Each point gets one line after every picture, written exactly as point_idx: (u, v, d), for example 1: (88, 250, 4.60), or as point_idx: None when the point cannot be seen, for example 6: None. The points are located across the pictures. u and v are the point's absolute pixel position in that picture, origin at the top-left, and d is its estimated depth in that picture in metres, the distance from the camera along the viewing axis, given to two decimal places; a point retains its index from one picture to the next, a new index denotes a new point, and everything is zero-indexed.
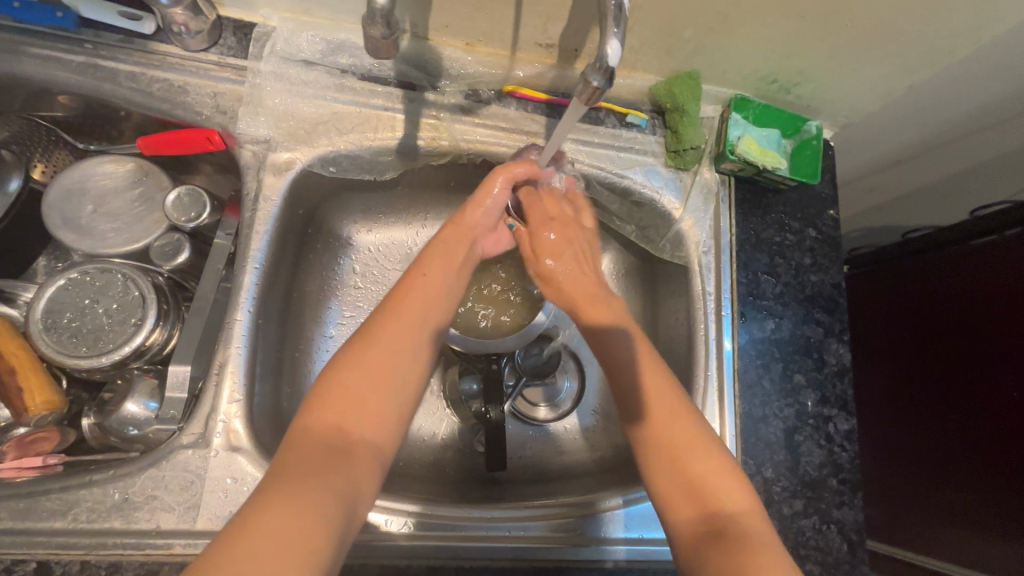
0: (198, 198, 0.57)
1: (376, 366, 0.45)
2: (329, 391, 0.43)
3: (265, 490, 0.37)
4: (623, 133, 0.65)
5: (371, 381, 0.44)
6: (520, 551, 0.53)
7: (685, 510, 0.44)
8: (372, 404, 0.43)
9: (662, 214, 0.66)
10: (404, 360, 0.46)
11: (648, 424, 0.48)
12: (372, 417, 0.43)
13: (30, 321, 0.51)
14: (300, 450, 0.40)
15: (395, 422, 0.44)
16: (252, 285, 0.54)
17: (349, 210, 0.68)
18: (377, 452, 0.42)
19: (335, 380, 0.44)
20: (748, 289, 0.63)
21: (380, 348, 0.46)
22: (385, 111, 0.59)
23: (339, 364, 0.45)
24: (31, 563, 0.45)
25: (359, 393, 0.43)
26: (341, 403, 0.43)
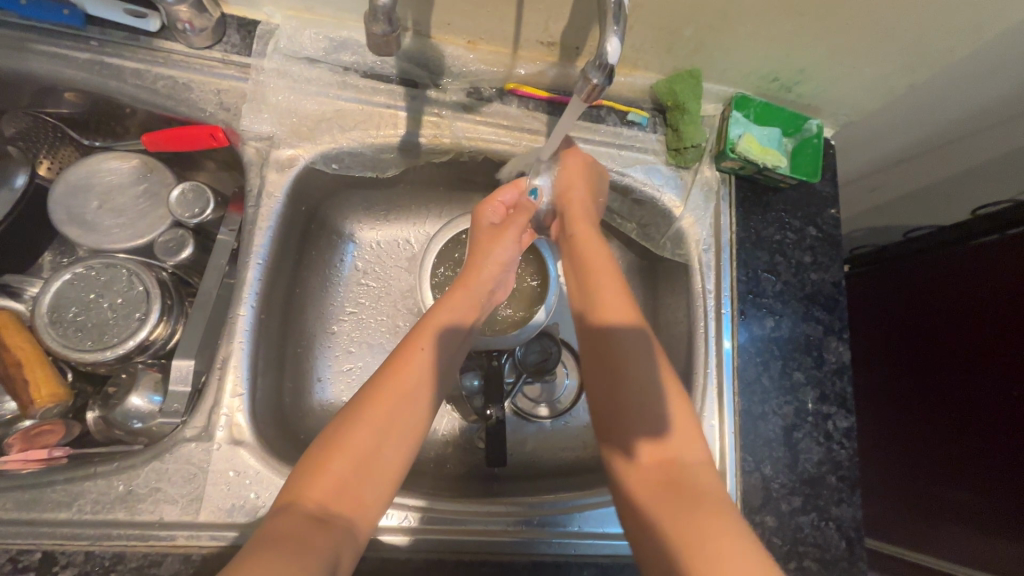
0: (200, 194, 0.58)
1: (368, 441, 0.44)
2: (318, 461, 0.43)
3: (247, 554, 0.36)
4: (624, 131, 0.65)
5: (358, 456, 0.43)
6: (519, 546, 0.53)
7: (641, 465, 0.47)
8: (359, 482, 0.43)
9: (663, 213, 0.66)
10: (400, 434, 0.46)
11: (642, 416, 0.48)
12: (356, 491, 0.42)
13: (36, 315, 0.51)
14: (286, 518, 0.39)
15: (377, 503, 0.44)
16: (254, 281, 0.55)
17: (351, 206, 0.68)
18: (358, 536, 0.42)
19: (321, 452, 0.43)
20: (748, 287, 0.63)
21: (376, 418, 0.45)
22: (387, 109, 0.60)
23: (332, 434, 0.45)
24: (37, 553, 0.45)
25: (344, 467, 0.43)
26: (327, 477, 0.42)
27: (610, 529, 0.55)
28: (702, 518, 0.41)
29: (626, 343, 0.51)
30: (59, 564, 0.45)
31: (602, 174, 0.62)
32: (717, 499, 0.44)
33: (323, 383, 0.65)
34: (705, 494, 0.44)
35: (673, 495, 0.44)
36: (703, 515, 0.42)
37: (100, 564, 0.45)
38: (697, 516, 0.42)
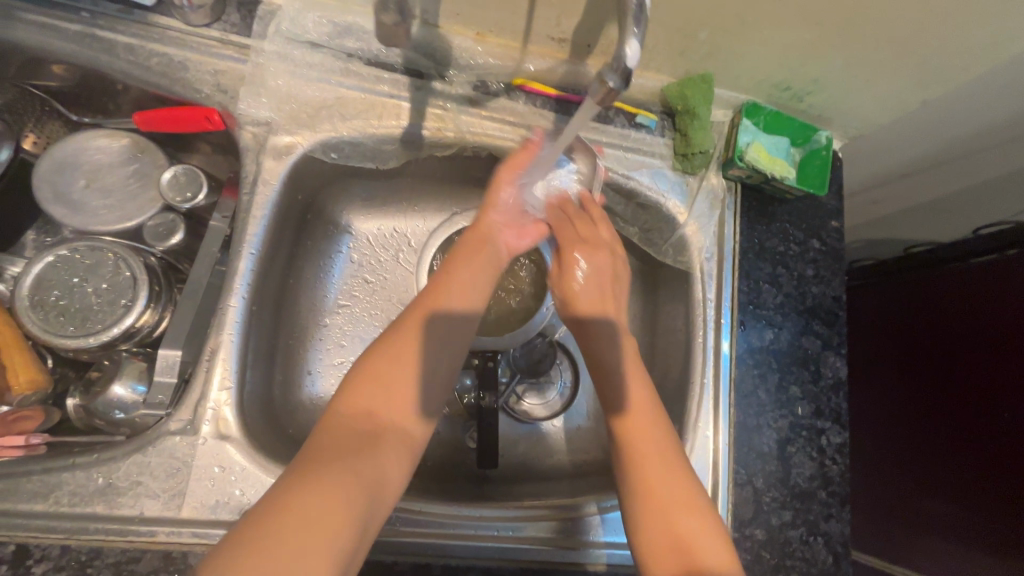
0: (194, 178, 0.56)
1: (407, 358, 0.46)
2: (360, 379, 0.44)
3: (296, 474, 0.38)
4: (632, 134, 0.64)
5: (403, 375, 0.45)
6: (507, 552, 0.52)
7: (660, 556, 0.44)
8: (400, 395, 0.44)
9: (667, 218, 0.65)
10: (433, 358, 0.47)
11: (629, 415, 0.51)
12: (403, 407, 0.44)
13: (17, 298, 0.49)
14: (329, 433, 0.41)
15: (425, 411, 0.46)
16: (247, 271, 0.53)
17: (349, 197, 0.67)
18: (404, 446, 0.43)
19: (368, 369, 0.45)
20: (748, 298, 0.63)
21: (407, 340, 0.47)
22: (391, 99, 0.58)
23: (366, 359, 0.46)
24: (9, 546, 0.43)
25: (391, 383, 0.44)
26: (374, 392, 0.44)
27: (599, 537, 0.54)
28: None
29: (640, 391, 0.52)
30: (32, 559, 0.43)
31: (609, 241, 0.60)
32: None
33: (314, 377, 0.64)
34: None
35: None
36: None
37: (76, 559, 0.44)
38: None
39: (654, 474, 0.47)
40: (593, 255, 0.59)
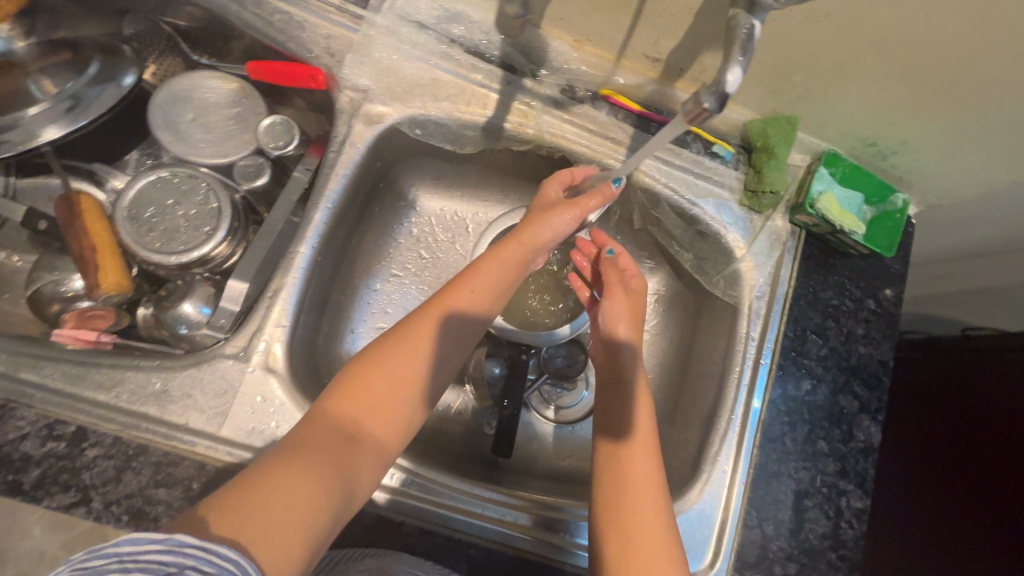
0: (288, 129, 0.60)
1: (395, 368, 0.47)
2: (351, 380, 0.46)
3: (277, 458, 0.41)
4: (705, 162, 0.65)
5: (392, 384, 0.47)
6: (507, 538, 0.53)
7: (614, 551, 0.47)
8: (388, 405, 0.46)
9: (724, 250, 0.66)
10: (429, 372, 0.49)
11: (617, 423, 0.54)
12: (385, 417, 0.46)
13: (117, 208, 0.54)
14: (315, 424, 0.44)
15: (405, 424, 0.47)
16: (320, 223, 0.57)
17: (420, 173, 0.70)
18: (379, 455, 0.46)
19: (358, 372, 0.47)
20: (792, 344, 0.62)
21: (410, 352, 0.49)
22: (481, 88, 0.61)
23: (364, 360, 0.48)
24: (71, 427, 0.46)
25: (378, 390, 0.46)
26: (360, 397, 0.46)
27: None
28: None
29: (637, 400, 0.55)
30: (88, 441, 0.46)
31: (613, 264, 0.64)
32: None
33: (355, 335, 0.67)
34: None
35: None
36: None
37: (124, 451, 0.46)
38: None
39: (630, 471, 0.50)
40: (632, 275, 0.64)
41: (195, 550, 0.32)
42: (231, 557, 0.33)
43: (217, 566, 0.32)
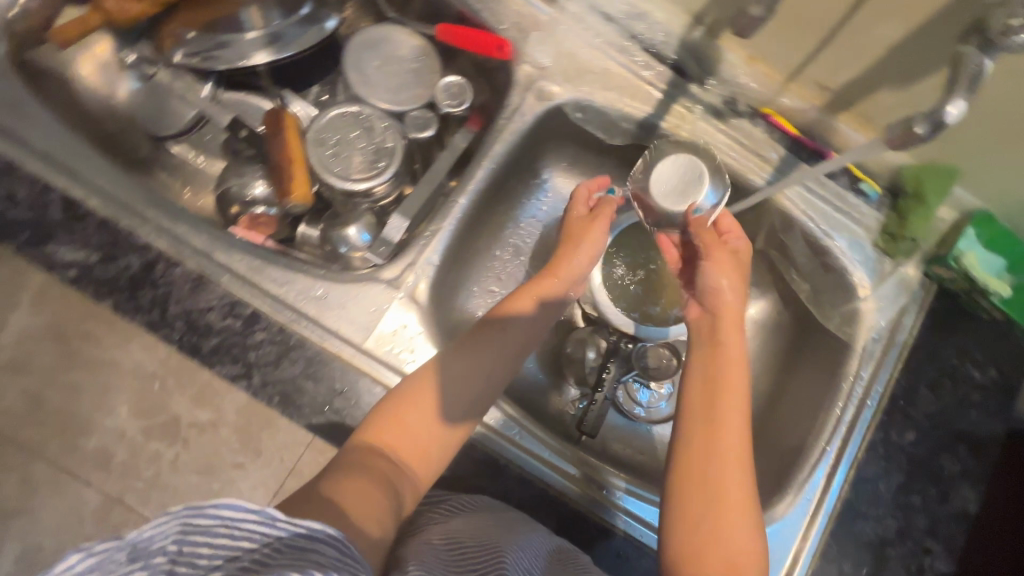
0: (463, 91, 0.65)
1: (430, 397, 0.50)
2: (390, 409, 0.49)
3: (323, 479, 0.43)
4: (849, 197, 0.65)
5: (428, 416, 0.49)
6: (586, 499, 0.57)
7: (699, 547, 0.45)
8: (423, 436, 0.48)
9: (848, 288, 0.66)
10: (464, 401, 0.51)
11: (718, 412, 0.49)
12: (421, 446, 0.48)
13: (310, 129, 0.61)
14: (348, 459, 0.46)
15: (439, 454, 0.49)
16: (480, 179, 0.62)
17: (562, 154, 0.74)
18: (416, 487, 0.48)
19: (397, 401, 0.49)
20: (903, 394, 0.62)
21: (438, 385, 0.50)
22: (648, 85, 0.64)
23: (399, 393, 0.50)
24: (249, 310, 0.52)
25: (415, 420, 0.49)
26: (397, 425, 0.48)
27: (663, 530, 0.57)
28: None
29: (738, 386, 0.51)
30: (260, 326, 0.52)
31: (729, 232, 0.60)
32: None
33: (472, 294, 0.71)
34: None
35: None
36: None
37: (286, 340, 0.52)
38: None
39: (727, 469, 0.47)
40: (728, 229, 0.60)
41: (287, 524, 0.33)
42: (320, 529, 0.34)
43: (309, 543, 0.33)
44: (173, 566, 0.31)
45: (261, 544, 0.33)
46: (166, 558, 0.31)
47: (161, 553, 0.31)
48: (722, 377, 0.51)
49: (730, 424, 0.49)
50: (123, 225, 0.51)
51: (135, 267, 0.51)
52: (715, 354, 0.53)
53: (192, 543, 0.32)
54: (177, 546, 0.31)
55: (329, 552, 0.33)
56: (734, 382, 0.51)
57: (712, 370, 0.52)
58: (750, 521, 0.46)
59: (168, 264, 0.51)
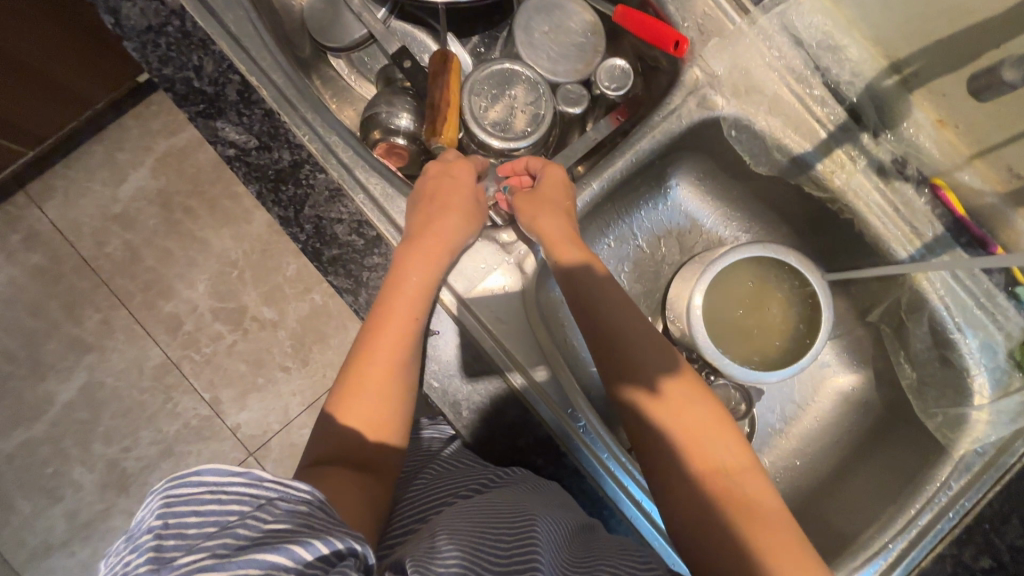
0: (624, 78, 0.64)
1: (361, 377, 0.48)
2: (335, 403, 0.48)
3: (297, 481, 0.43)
4: (998, 297, 0.61)
5: (370, 395, 0.48)
6: (615, 497, 0.55)
7: (691, 475, 0.48)
8: (370, 417, 0.47)
9: (964, 391, 0.61)
10: (390, 363, 0.48)
11: (633, 365, 0.53)
12: (374, 422, 0.47)
13: (471, 77, 0.62)
14: (321, 449, 0.46)
15: (397, 421, 0.48)
16: (617, 169, 0.62)
17: (697, 167, 0.72)
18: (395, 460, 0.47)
19: (337, 395, 0.48)
20: (993, 519, 0.58)
21: (362, 363, 0.49)
22: (816, 122, 0.61)
23: (339, 389, 0.49)
24: (373, 233, 0.54)
25: (359, 406, 0.47)
26: (347, 416, 0.47)
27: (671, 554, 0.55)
28: (755, 514, 0.46)
29: (631, 322, 0.55)
30: (378, 252, 0.54)
31: (556, 181, 0.59)
32: (772, 508, 0.47)
33: None
34: (759, 505, 0.47)
35: (729, 501, 0.47)
36: (757, 505, 0.47)
37: None
38: (759, 528, 0.45)
39: (672, 404, 0.51)
40: (542, 167, 0.60)
41: (275, 485, 0.33)
42: (308, 493, 0.33)
43: (301, 510, 0.32)
44: (157, 540, 0.29)
45: (252, 507, 0.32)
46: (149, 535, 0.30)
47: (145, 530, 0.30)
48: (622, 332, 0.55)
49: (657, 363, 0.53)
50: (283, 119, 0.54)
51: (286, 162, 0.53)
52: (607, 300, 0.56)
53: (176, 514, 0.30)
54: (161, 521, 0.30)
55: (321, 515, 0.33)
56: (633, 323, 0.55)
57: (613, 323, 0.55)
58: (721, 427, 0.51)
59: (314, 169, 0.54)
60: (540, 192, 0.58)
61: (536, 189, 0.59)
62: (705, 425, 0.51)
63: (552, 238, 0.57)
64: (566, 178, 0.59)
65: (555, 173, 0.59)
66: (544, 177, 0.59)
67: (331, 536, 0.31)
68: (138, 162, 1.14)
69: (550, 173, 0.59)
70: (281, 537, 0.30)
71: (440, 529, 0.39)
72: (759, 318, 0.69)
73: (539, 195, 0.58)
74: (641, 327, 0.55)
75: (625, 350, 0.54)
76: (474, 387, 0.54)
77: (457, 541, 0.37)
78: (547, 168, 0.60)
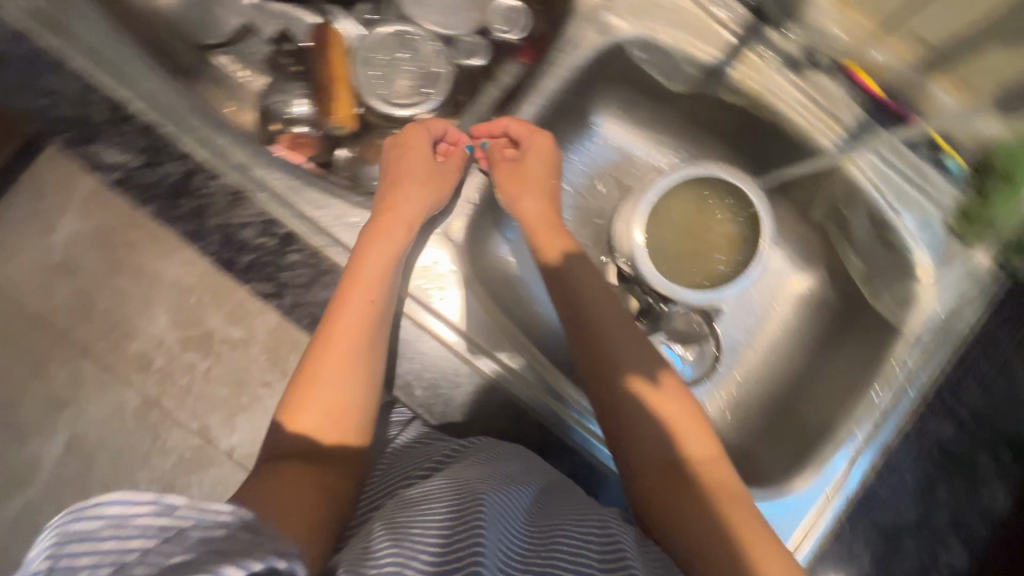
0: (516, 19, 0.62)
1: (322, 375, 0.48)
2: (298, 397, 0.47)
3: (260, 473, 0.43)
4: (928, 172, 0.60)
5: (332, 391, 0.47)
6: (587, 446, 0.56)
7: (659, 466, 0.48)
8: (335, 414, 0.47)
9: (908, 269, 0.62)
10: (350, 367, 0.48)
11: (610, 359, 0.53)
12: (338, 421, 0.47)
13: (359, 49, 0.59)
14: (285, 441, 0.46)
15: (360, 419, 0.48)
16: (528, 116, 0.61)
17: (615, 96, 0.69)
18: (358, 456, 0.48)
19: (297, 390, 0.48)
20: (949, 386, 0.59)
21: (323, 361, 0.48)
22: (718, 26, 0.60)
23: (300, 384, 0.48)
24: (282, 230, 0.51)
25: (322, 401, 0.47)
26: (310, 411, 0.47)
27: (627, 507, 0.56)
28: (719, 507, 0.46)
29: (608, 319, 0.55)
30: (293, 247, 0.51)
31: (533, 140, 0.59)
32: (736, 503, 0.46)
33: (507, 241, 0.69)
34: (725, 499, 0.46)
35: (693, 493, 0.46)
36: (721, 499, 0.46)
37: (319, 265, 0.52)
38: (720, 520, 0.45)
39: (647, 396, 0.51)
40: (528, 133, 0.59)
41: (189, 511, 0.31)
42: (226, 516, 0.32)
43: (214, 536, 0.31)
44: None
45: (160, 539, 0.30)
46: None
47: (32, 573, 0.28)
48: (597, 328, 0.54)
49: (632, 357, 0.53)
50: (162, 130, 0.50)
51: (177, 175, 0.51)
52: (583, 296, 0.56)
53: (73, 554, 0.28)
54: (51, 561, 0.28)
55: (241, 537, 0.31)
56: (609, 321, 0.55)
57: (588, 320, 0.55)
58: (692, 421, 0.50)
59: (207, 175, 0.51)
60: (529, 159, 0.59)
61: (521, 156, 0.59)
62: (678, 418, 0.50)
63: (529, 216, 0.59)
64: (551, 150, 0.60)
65: (544, 141, 0.60)
66: (529, 148, 0.59)
67: (249, 558, 0.30)
68: (64, 205, 1.05)
69: (537, 142, 0.59)
70: (188, 563, 0.28)
71: (378, 526, 0.39)
72: (705, 241, 0.68)
73: (526, 168, 0.59)
74: (619, 325, 0.55)
75: (601, 346, 0.53)
76: (424, 368, 0.53)
77: (392, 533, 0.37)
78: (532, 131, 0.59)
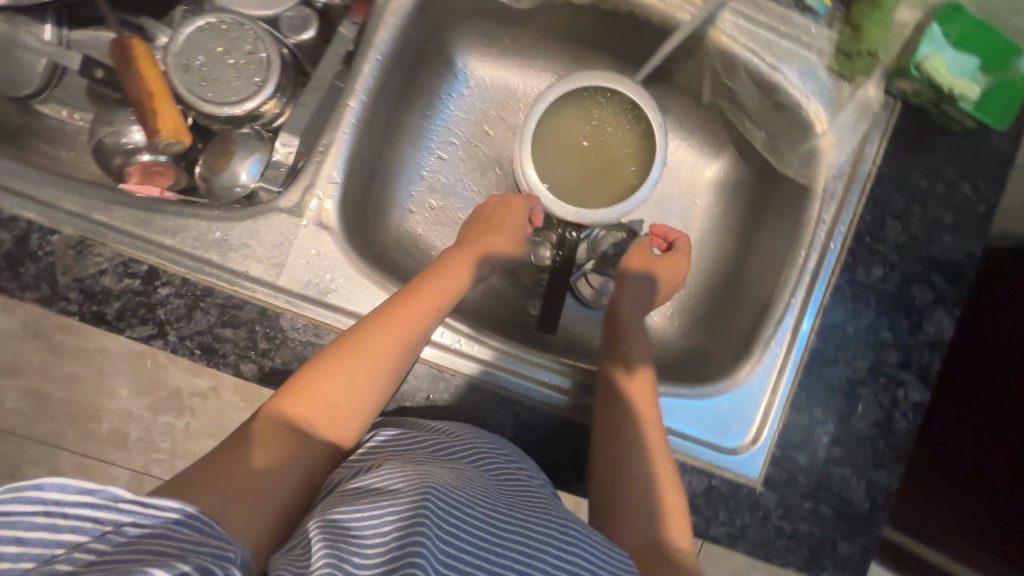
0: None
1: (348, 368, 0.47)
2: (307, 379, 0.46)
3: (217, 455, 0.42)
4: (794, 18, 0.58)
5: (349, 387, 0.46)
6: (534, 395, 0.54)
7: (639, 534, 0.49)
8: (341, 410, 0.46)
9: (803, 124, 0.60)
10: (374, 381, 0.47)
11: (616, 420, 0.52)
12: (343, 414, 0.46)
13: (167, 54, 0.53)
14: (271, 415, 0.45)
15: (359, 420, 0.47)
16: (370, 75, 0.56)
17: (469, 31, 0.65)
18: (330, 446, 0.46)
19: (310, 372, 0.46)
20: (868, 228, 0.57)
21: (354, 359, 0.47)
22: None
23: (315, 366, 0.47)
24: (144, 266, 0.48)
25: (337, 393, 0.46)
26: (309, 395, 0.46)
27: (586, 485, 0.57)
28: None
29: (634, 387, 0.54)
30: (160, 281, 0.48)
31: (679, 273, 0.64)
32: None
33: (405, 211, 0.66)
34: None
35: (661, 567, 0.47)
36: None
37: (193, 292, 0.48)
38: None
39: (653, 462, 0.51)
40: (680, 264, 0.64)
41: (132, 506, 0.33)
42: (170, 514, 0.33)
43: (152, 533, 0.32)
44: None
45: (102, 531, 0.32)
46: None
47: None
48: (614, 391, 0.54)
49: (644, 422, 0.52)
50: None
51: (9, 243, 0.47)
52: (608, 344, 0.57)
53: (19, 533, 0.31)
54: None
55: (177, 535, 0.32)
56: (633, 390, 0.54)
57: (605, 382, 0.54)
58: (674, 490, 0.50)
59: (43, 233, 0.47)
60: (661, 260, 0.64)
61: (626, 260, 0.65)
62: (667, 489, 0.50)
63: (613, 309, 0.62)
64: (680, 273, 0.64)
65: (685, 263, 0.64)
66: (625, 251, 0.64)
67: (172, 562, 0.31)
68: None
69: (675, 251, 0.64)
70: (117, 565, 0.31)
71: (314, 519, 0.38)
72: (609, 154, 0.65)
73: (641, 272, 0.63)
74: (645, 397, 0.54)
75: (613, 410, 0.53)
76: None
77: (329, 535, 0.36)
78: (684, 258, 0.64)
